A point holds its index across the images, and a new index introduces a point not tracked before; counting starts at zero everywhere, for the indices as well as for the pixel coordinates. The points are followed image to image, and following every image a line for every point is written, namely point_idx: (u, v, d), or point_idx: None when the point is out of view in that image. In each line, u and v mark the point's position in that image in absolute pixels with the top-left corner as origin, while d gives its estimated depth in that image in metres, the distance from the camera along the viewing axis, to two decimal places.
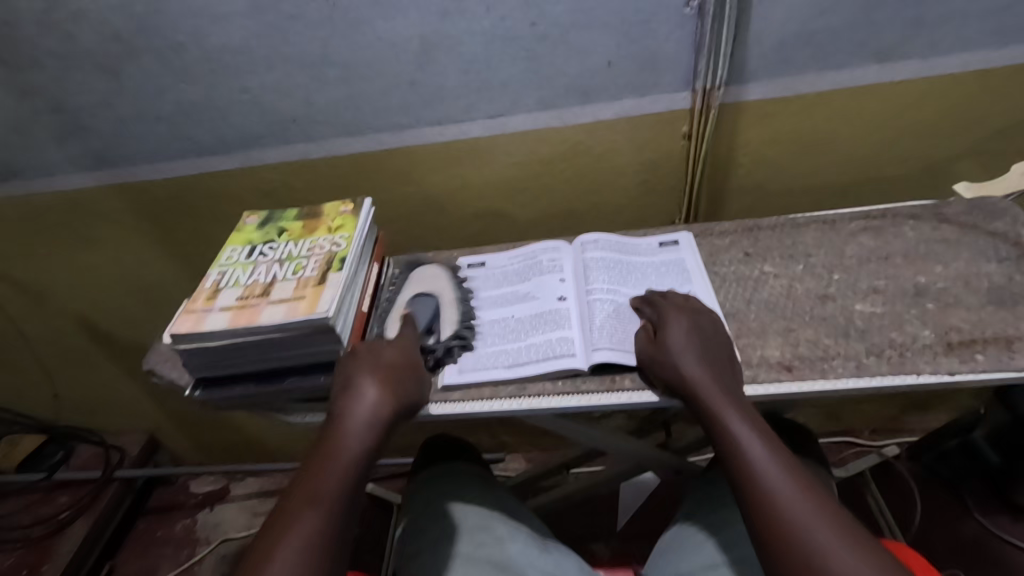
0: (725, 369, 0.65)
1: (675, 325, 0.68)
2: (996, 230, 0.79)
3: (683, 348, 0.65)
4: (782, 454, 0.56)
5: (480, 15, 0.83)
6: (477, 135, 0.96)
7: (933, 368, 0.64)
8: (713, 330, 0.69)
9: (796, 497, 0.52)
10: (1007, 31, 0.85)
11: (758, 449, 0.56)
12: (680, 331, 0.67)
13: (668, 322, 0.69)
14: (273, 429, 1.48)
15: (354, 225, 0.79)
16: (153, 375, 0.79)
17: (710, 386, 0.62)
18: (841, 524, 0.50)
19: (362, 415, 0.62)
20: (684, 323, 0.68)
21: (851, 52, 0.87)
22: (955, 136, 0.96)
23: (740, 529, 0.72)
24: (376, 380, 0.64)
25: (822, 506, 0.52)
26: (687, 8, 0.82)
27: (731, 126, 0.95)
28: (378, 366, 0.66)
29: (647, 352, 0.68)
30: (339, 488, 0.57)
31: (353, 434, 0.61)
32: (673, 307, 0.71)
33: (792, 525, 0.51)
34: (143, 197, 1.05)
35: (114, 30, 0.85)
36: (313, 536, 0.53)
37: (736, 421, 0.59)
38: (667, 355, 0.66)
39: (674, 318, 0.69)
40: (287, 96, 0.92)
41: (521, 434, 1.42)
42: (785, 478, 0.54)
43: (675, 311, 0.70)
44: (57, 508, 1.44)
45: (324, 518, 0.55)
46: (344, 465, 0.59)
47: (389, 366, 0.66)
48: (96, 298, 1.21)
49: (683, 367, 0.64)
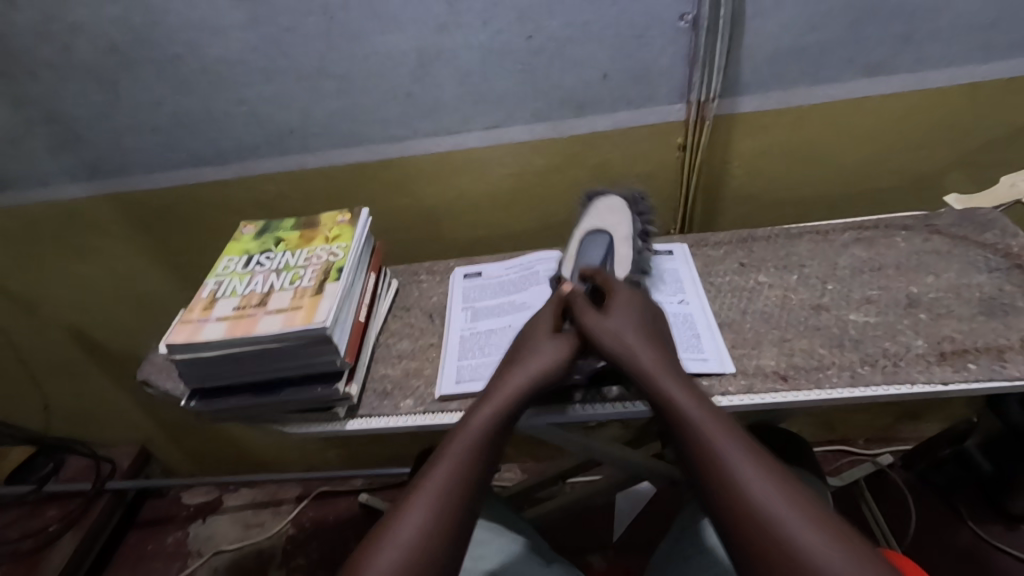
0: (666, 351, 0.62)
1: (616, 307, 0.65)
2: (985, 242, 0.81)
3: (624, 330, 0.62)
4: (735, 434, 0.54)
5: (477, 28, 0.84)
6: (473, 146, 0.96)
7: (926, 378, 0.65)
8: (647, 311, 0.66)
9: (758, 482, 0.50)
10: (993, 47, 0.87)
11: (713, 430, 0.54)
12: (622, 313, 0.64)
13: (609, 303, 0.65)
14: (267, 438, 1.47)
15: (351, 235, 0.80)
16: (148, 386, 0.79)
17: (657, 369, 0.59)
18: (803, 506, 0.49)
19: (482, 412, 0.60)
20: (622, 303, 0.65)
21: (842, 66, 0.88)
22: (945, 148, 0.97)
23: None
24: (524, 361, 0.64)
25: (783, 489, 0.50)
26: (682, 23, 0.84)
27: (725, 138, 0.96)
28: (535, 348, 0.65)
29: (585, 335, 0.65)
30: (450, 486, 0.55)
31: (485, 407, 0.61)
32: (617, 285, 0.68)
33: (754, 515, 0.49)
34: (138, 207, 1.04)
35: (111, 41, 0.85)
36: (418, 526, 0.53)
37: (686, 402, 0.56)
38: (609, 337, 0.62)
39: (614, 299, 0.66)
40: (284, 107, 0.92)
41: (516, 444, 1.42)
42: (743, 462, 0.51)
43: (619, 291, 0.67)
44: (46, 521, 1.42)
45: (450, 492, 0.55)
46: (476, 444, 0.58)
47: (544, 349, 0.65)
48: (89, 308, 1.21)
49: (630, 350, 0.61)
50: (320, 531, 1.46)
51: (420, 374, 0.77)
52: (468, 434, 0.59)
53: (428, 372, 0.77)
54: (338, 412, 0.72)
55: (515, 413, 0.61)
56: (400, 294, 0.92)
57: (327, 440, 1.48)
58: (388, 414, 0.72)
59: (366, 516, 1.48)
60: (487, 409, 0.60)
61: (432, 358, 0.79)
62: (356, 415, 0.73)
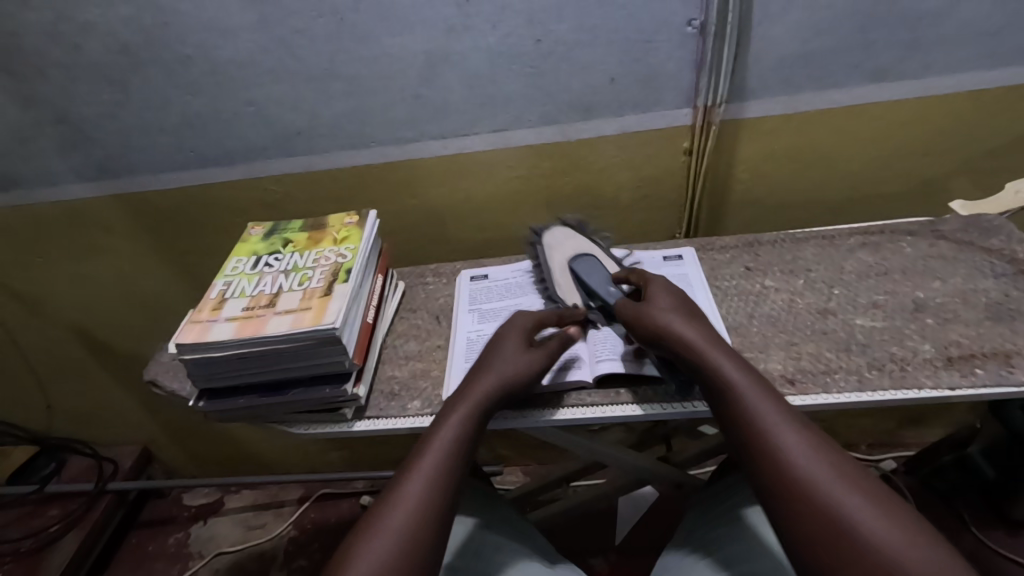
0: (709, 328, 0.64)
1: (660, 294, 0.69)
2: (991, 247, 0.81)
3: (668, 310, 0.65)
4: (780, 402, 0.55)
5: (486, 31, 0.85)
6: (480, 149, 0.97)
7: (934, 382, 0.65)
8: (684, 298, 0.69)
9: (803, 446, 0.51)
10: (999, 54, 0.87)
11: (756, 397, 0.55)
12: (665, 300, 0.67)
13: (653, 291, 0.69)
14: (269, 439, 1.47)
15: (359, 236, 0.80)
16: (154, 386, 0.79)
17: (702, 341, 0.61)
18: (847, 471, 0.49)
19: (455, 414, 0.63)
20: (664, 292, 0.69)
21: (848, 72, 0.89)
22: (950, 155, 0.98)
23: (736, 548, 0.72)
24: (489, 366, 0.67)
25: (827, 454, 0.50)
26: (689, 27, 0.84)
27: (731, 143, 0.96)
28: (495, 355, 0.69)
29: (631, 315, 0.68)
30: (429, 482, 0.57)
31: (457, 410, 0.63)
32: (656, 279, 0.72)
33: (799, 478, 0.49)
34: (144, 207, 1.05)
35: (121, 42, 0.86)
36: (404, 520, 0.53)
37: (731, 371, 0.57)
38: (654, 315, 0.65)
39: (656, 288, 0.70)
40: (293, 109, 0.93)
41: (519, 447, 1.42)
42: (787, 427, 0.52)
43: (658, 282, 0.71)
44: (47, 521, 1.42)
45: (431, 487, 0.56)
46: (451, 443, 0.60)
47: (505, 355, 0.68)
48: (93, 308, 1.21)
49: (673, 325, 0.63)
50: (321, 532, 1.46)
51: (428, 376, 0.77)
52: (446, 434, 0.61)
53: (435, 374, 0.77)
54: (345, 414, 0.72)
55: (484, 416, 0.64)
56: (406, 295, 0.92)
57: (330, 441, 1.48)
58: (396, 415, 0.72)
59: None
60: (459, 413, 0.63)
61: (439, 360, 0.79)
62: (364, 416, 0.73)
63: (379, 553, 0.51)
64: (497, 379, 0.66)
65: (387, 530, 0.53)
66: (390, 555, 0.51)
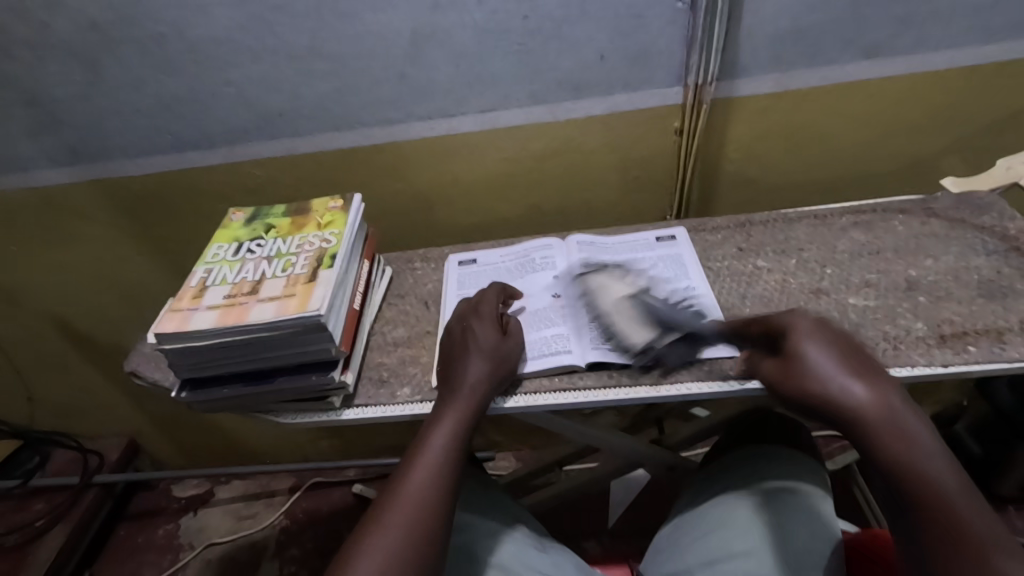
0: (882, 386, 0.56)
1: (810, 345, 0.59)
2: (983, 224, 0.81)
3: (827, 362, 0.58)
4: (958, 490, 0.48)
5: (470, 7, 0.82)
6: (466, 130, 0.95)
7: (926, 360, 0.65)
8: (856, 345, 0.60)
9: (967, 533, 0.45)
10: (993, 28, 0.86)
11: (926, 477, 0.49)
12: (819, 351, 0.58)
13: (799, 341, 0.60)
14: (258, 429, 1.45)
15: (343, 221, 0.78)
16: (135, 377, 0.77)
17: (871, 407, 0.54)
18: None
19: (455, 413, 0.63)
20: (822, 340, 0.60)
21: (840, 48, 0.87)
22: (942, 133, 0.97)
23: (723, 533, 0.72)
24: (472, 356, 0.67)
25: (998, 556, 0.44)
26: (680, 3, 0.82)
27: (723, 121, 0.95)
28: (468, 347, 0.68)
29: (775, 375, 0.61)
30: (430, 482, 0.58)
31: (454, 408, 0.64)
32: (803, 319, 0.61)
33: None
34: (121, 192, 1.01)
35: (91, 20, 0.82)
36: (407, 519, 0.55)
37: (896, 445, 0.51)
38: (806, 372, 0.58)
39: (806, 336, 0.60)
40: (273, 90, 0.90)
41: (510, 431, 1.41)
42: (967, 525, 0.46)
43: (806, 326, 0.60)
44: (33, 515, 1.40)
45: (428, 489, 0.58)
46: (447, 440, 0.62)
47: (484, 345, 0.68)
48: (73, 298, 1.18)
49: (834, 391, 0.56)
50: (312, 522, 1.45)
51: (417, 363, 0.76)
52: (443, 431, 0.62)
53: (425, 360, 0.76)
54: (333, 402, 0.71)
55: (481, 411, 0.65)
56: (394, 281, 0.90)
57: (319, 431, 1.47)
58: (385, 403, 0.71)
59: (359, 505, 1.47)
60: (454, 413, 0.64)
61: (428, 346, 0.78)
62: (352, 404, 0.71)
63: (385, 552, 0.52)
64: (482, 373, 0.66)
65: (390, 529, 0.54)
66: (396, 552, 0.52)
